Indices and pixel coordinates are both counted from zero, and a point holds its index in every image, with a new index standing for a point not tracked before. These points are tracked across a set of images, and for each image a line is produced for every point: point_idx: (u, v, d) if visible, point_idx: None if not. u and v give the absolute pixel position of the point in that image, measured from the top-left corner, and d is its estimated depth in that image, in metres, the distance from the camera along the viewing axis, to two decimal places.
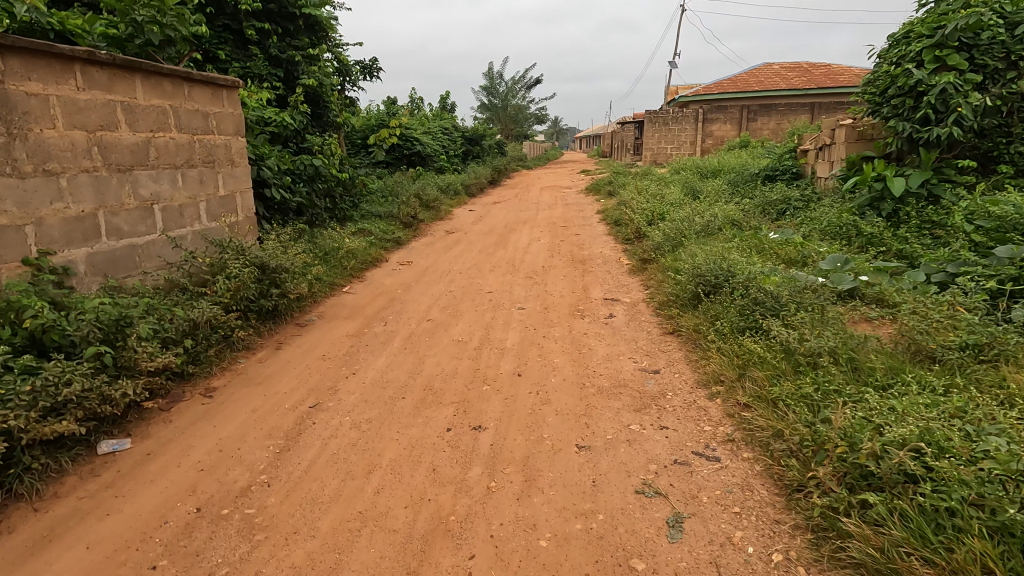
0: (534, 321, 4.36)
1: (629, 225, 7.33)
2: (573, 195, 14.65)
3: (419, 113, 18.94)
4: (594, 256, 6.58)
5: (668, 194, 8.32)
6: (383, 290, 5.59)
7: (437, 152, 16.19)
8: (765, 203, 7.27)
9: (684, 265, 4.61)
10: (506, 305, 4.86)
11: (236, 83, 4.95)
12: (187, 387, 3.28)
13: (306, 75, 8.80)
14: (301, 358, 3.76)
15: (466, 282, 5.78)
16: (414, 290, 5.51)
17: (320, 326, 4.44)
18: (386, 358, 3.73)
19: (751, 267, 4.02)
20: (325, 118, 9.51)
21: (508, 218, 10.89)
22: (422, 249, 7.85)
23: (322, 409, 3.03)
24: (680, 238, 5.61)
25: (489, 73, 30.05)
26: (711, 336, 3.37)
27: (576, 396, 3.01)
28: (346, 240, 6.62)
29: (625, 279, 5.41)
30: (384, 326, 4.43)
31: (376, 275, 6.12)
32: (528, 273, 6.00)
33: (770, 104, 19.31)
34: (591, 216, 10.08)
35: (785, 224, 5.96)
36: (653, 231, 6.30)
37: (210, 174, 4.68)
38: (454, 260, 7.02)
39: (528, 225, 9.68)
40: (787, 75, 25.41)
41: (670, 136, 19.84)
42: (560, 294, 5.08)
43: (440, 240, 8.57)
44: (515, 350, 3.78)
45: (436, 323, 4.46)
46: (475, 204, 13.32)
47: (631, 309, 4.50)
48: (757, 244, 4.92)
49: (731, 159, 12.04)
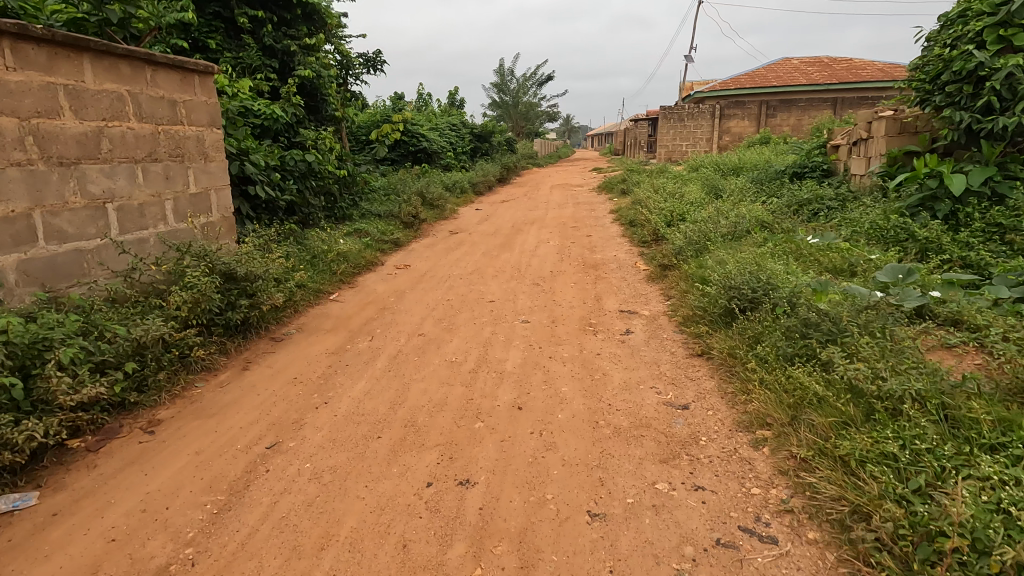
0: (540, 338, 3.81)
1: (645, 227, 6.76)
2: (584, 194, 14.07)
3: (427, 109, 18.47)
4: (608, 261, 6.02)
5: (687, 193, 7.72)
6: (375, 298, 5.08)
7: (444, 149, 15.69)
8: (796, 203, 6.65)
9: (712, 274, 4.04)
10: (508, 317, 4.32)
11: (211, 68, 4.45)
12: (128, 419, 2.79)
13: (302, 66, 8.32)
14: (268, 382, 3.25)
15: (467, 289, 5.24)
16: (408, 299, 4.99)
17: (298, 342, 3.93)
18: (366, 383, 3.20)
19: (795, 278, 3.44)
20: (324, 112, 9.03)
21: (516, 218, 10.33)
22: (423, 251, 7.33)
23: (279, 452, 2.52)
24: (705, 242, 5.02)
25: (499, 70, 29.49)
26: (751, 363, 2.81)
27: (587, 440, 2.47)
28: (338, 242, 6.12)
29: (643, 287, 4.85)
30: (370, 343, 3.91)
31: (369, 281, 5.61)
32: (534, 280, 5.45)
33: (791, 99, 18.58)
34: (603, 215, 9.50)
35: (822, 226, 5.37)
36: (674, 234, 5.72)
37: (179, 169, 4.19)
38: (456, 263, 6.49)
39: (537, 225, 9.13)
40: (807, 70, 24.59)
41: (686, 133, 19.18)
42: (570, 304, 4.53)
43: (442, 241, 8.06)
44: (516, 374, 3.24)
45: (428, 338, 3.93)
46: (482, 203, 12.79)
47: (650, 324, 3.94)
48: (794, 249, 4.34)
49: (753, 156, 11.39)
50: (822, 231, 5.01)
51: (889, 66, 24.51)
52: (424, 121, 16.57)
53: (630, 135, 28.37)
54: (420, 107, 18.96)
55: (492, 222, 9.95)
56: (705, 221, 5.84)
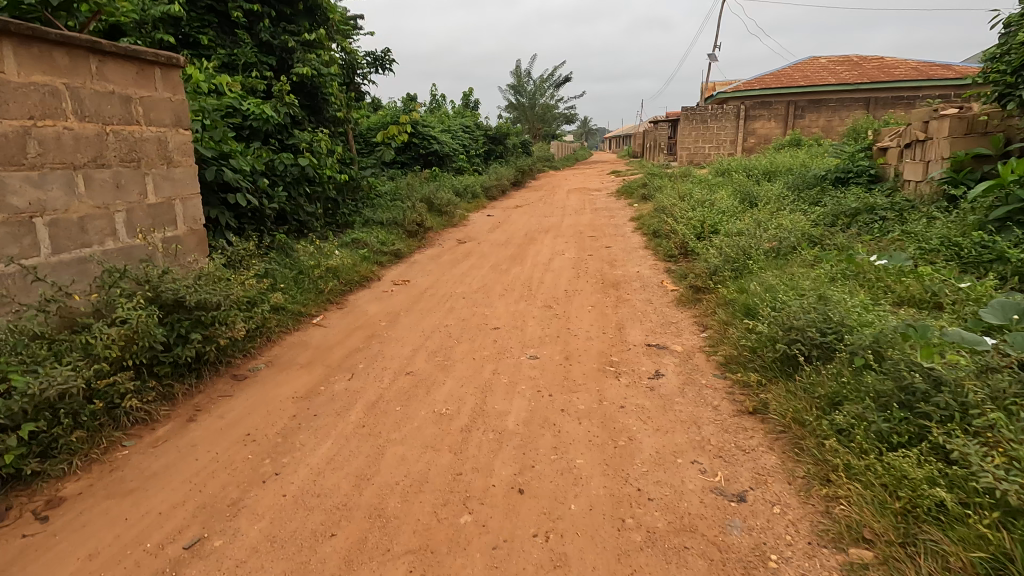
0: (551, 381, 3.16)
1: (672, 239, 6.06)
2: (602, 198, 13.36)
3: (441, 111, 17.98)
4: (629, 278, 5.34)
5: (718, 200, 6.99)
6: (365, 322, 4.47)
7: (457, 152, 15.14)
8: (843, 213, 5.90)
9: (762, 304, 3.35)
10: (514, 351, 3.67)
11: (176, 60, 3.89)
12: (23, 495, 2.22)
13: (300, 64, 7.79)
14: (213, 440, 2.64)
15: (469, 312, 4.61)
16: (401, 324, 4.38)
17: (264, 381, 3.32)
18: (332, 445, 2.58)
19: (872, 316, 2.74)
20: (325, 114, 8.50)
21: (529, 225, 9.68)
22: (426, 263, 6.73)
23: (198, 555, 1.90)
24: (746, 262, 4.33)
25: (515, 71, 28.89)
26: (829, 438, 2.12)
27: (609, 553, 1.81)
28: (330, 255, 5.53)
29: (672, 314, 4.17)
30: (348, 383, 3.29)
31: (361, 300, 5.01)
32: (546, 301, 4.79)
33: (821, 100, 17.65)
34: (623, 224, 8.81)
35: (880, 242, 4.64)
36: (706, 250, 5.03)
37: (134, 176, 3.62)
38: (460, 279, 5.87)
39: (551, 234, 8.47)
40: (836, 69, 23.55)
41: (708, 134, 18.36)
42: (586, 335, 3.86)
43: (448, 252, 7.46)
44: (518, 435, 2.59)
45: (416, 379, 3.29)
46: (495, 209, 12.18)
47: (683, 364, 3.27)
48: (856, 274, 3.63)
49: (785, 159, 10.59)
50: (884, 249, 4.29)
51: (925, 65, 23.34)
52: (436, 123, 16.02)
53: (650, 137, 27.56)
54: (432, 108, 18.42)
55: (503, 229, 9.33)
56: (742, 235, 5.14)
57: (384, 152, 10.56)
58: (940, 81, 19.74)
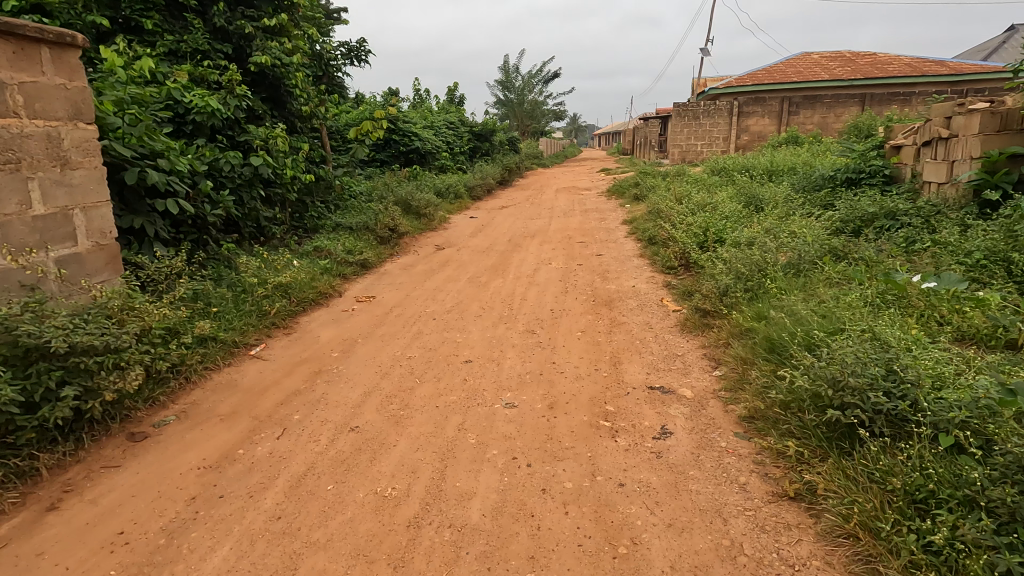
0: (531, 442, 2.50)
1: (671, 248, 5.44)
2: (592, 199, 12.73)
3: (424, 107, 17.25)
4: (624, 294, 4.70)
5: (719, 203, 6.37)
6: (316, 352, 3.79)
7: (440, 149, 14.42)
8: (861, 219, 5.30)
9: (792, 341, 2.72)
10: (487, 395, 3.01)
11: (74, 38, 3.17)
12: None
13: (259, 52, 7.05)
14: (70, 546, 1.95)
15: (438, 338, 3.94)
16: (356, 356, 3.70)
17: (170, 442, 2.63)
18: (229, 552, 1.91)
19: (943, 367, 2.11)
20: (289, 108, 7.78)
21: (514, 228, 9.02)
22: (397, 274, 6.04)
23: None
24: (762, 281, 3.71)
25: (503, 67, 28.15)
26: (925, 568, 1.50)
27: None
28: (282, 269, 4.83)
29: (676, 343, 3.53)
30: (275, 445, 2.61)
31: (314, 324, 4.32)
32: (529, 323, 4.14)
33: (815, 95, 17.16)
34: (615, 227, 8.17)
35: (912, 255, 4.04)
36: (712, 264, 4.41)
37: (11, 182, 2.91)
38: (433, 293, 5.20)
39: (537, 238, 7.81)
40: (829, 65, 23.10)
41: (701, 131, 17.75)
42: (575, 371, 3.21)
43: (423, 260, 6.77)
44: (482, 534, 1.93)
45: (362, 438, 2.62)
46: (478, 210, 11.50)
47: (694, 417, 2.63)
48: (899, 300, 3.02)
49: (785, 158, 10.01)
50: (921, 264, 3.68)
51: (918, 60, 22.99)
52: (418, 119, 15.30)
53: (640, 134, 27.01)
54: (415, 104, 17.65)
55: (486, 234, 8.65)
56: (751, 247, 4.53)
57: (358, 148, 9.84)
58: (934, 77, 19.38)
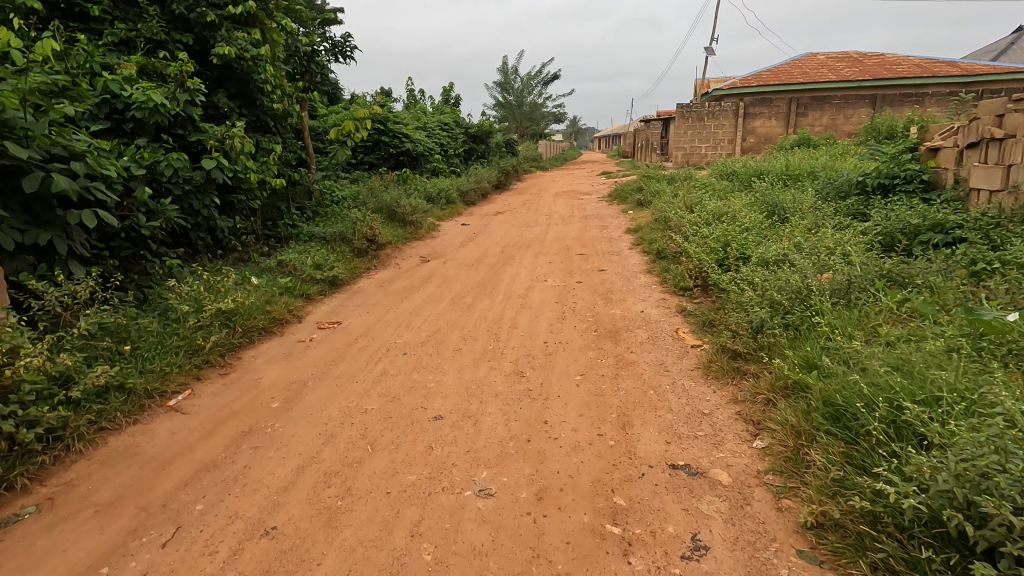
0: (509, 563, 1.79)
1: (684, 266, 4.73)
2: (592, 204, 12.02)
3: (417, 107, 16.55)
4: (632, 323, 3.99)
5: (737, 212, 5.65)
6: (253, 400, 3.06)
7: (432, 151, 13.71)
8: (903, 232, 4.60)
9: (869, 412, 2.01)
10: (455, 474, 2.29)
11: None
12: None
13: (223, 43, 6.34)
14: None
15: (406, 382, 3.22)
16: (299, 407, 2.97)
17: (12, 555, 1.91)
18: None
19: None
20: (260, 105, 7.05)
21: (508, 237, 8.30)
22: (371, 292, 5.33)
23: None
24: (807, 314, 3.00)
25: (502, 68, 27.45)
26: None
27: None
28: (229, 291, 4.11)
29: (700, 394, 2.82)
30: (155, 559, 1.89)
31: (260, 360, 3.60)
32: (518, 361, 3.42)
33: (824, 96, 16.48)
34: (618, 237, 7.46)
35: (984, 281, 3.32)
36: (738, 288, 3.71)
37: None
38: (409, 317, 4.48)
39: (532, 249, 7.09)
40: (836, 66, 22.42)
41: (705, 133, 17.04)
42: (573, 438, 2.49)
43: (404, 275, 6.05)
44: None
45: (276, 549, 1.90)
46: (471, 216, 10.79)
47: (735, 521, 1.91)
48: (1001, 352, 2.31)
49: (801, 161, 9.29)
50: (1002, 294, 2.97)
51: (928, 60, 22.30)
52: (410, 120, 14.59)
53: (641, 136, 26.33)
54: (408, 104, 16.95)
55: (477, 243, 7.94)
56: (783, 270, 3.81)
57: (340, 150, 9.10)
58: (945, 78, 18.71)
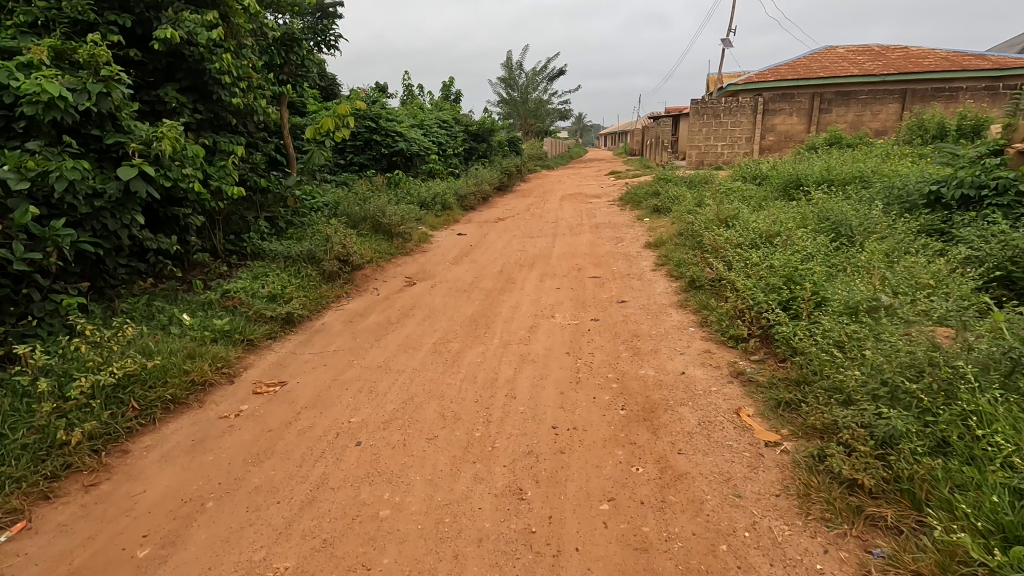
0: None
1: (734, 308, 3.69)
2: (601, 209, 10.92)
3: (415, 104, 15.54)
4: (672, 393, 2.93)
5: (788, 230, 4.59)
6: (113, 543, 2.03)
7: (429, 151, 12.70)
8: (1018, 262, 3.51)
9: None
10: None
11: None
12: None
13: (167, 25, 5.31)
14: None
15: (347, 507, 2.17)
16: (176, 560, 1.94)
17: None
18: None
19: None
20: (218, 100, 6.04)
21: (509, 250, 7.27)
22: (337, 332, 4.30)
23: None
24: (963, 420, 1.93)
25: (506, 63, 26.39)
26: None
27: None
28: (131, 347, 3.10)
29: (803, 556, 1.76)
30: None
31: (155, 453, 2.58)
32: (516, 466, 2.37)
33: (850, 91, 15.27)
34: (636, 254, 6.41)
35: None
36: (824, 355, 2.66)
37: None
38: (378, 374, 3.44)
39: (537, 269, 6.04)
40: (858, 59, 21.13)
41: (721, 131, 15.89)
42: None
43: (382, 304, 5.03)
44: None
45: None
46: (469, 223, 9.77)
47: None
48: None
49: (843, 164, 8.15)
50: None
51: (956, 52, 20.95)
52: (406, 118, 13.57)
53: (650, 133, 25.13)
54: (405, 100, 15.92)
55: (474, 259, 6.91)
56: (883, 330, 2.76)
57: (316, 153, 7.81)
58: (977, 72, 17.43)
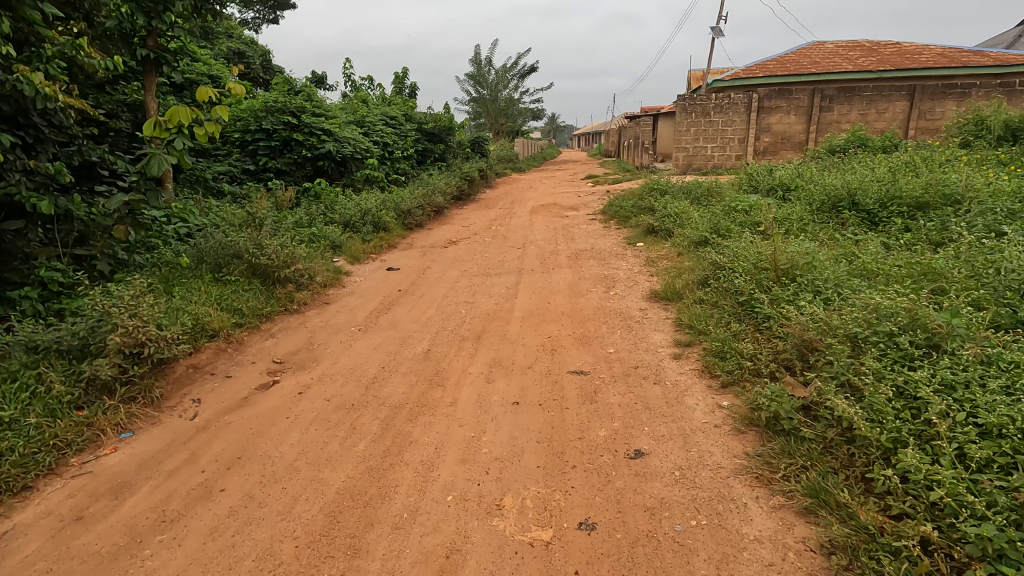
0: None
1: (938, 564, 1.52)
2: (580, 228, 8.68)
3: (360, 97, 13.13)
4: None
5: (957, 314, 2.38)
6: None
7: (369, 153, 10.34)
8: None
9: None
10: None
11: None
12: None
13: None
14: None
15: None
16: None
17: None
18: None
19: None
20: None
21: (451, 300, 4.99)
22: (19, 563, 1.97)
23: None
24: None
25: (473, 57, 24.10)
26: None
27: None
28: None
29: None
30: None
31: None
32: None
33: (853, 86, 13.27)
34: (639, 316, 4.18)
35: None
36: None
37: None
38: None
39: (486, 346, 3.76)
40: (848, 56, 19.25)
41: (710, 132, 13.80)
42: None
43: (187, 445, 2.70)
44: None
45: None
46: (410, 249, 7.44)
47: None
48: None
49: (905, 176, 6.00)
50: None
51: (951, 48, 19.18)
52: (342, 114, 11.19)
53: (626, 134, 23.04)
54: (347, 93, 13.47)
55: (394, 317, 4.61)
56: None
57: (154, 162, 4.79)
58: (981, 69, 15.68)
